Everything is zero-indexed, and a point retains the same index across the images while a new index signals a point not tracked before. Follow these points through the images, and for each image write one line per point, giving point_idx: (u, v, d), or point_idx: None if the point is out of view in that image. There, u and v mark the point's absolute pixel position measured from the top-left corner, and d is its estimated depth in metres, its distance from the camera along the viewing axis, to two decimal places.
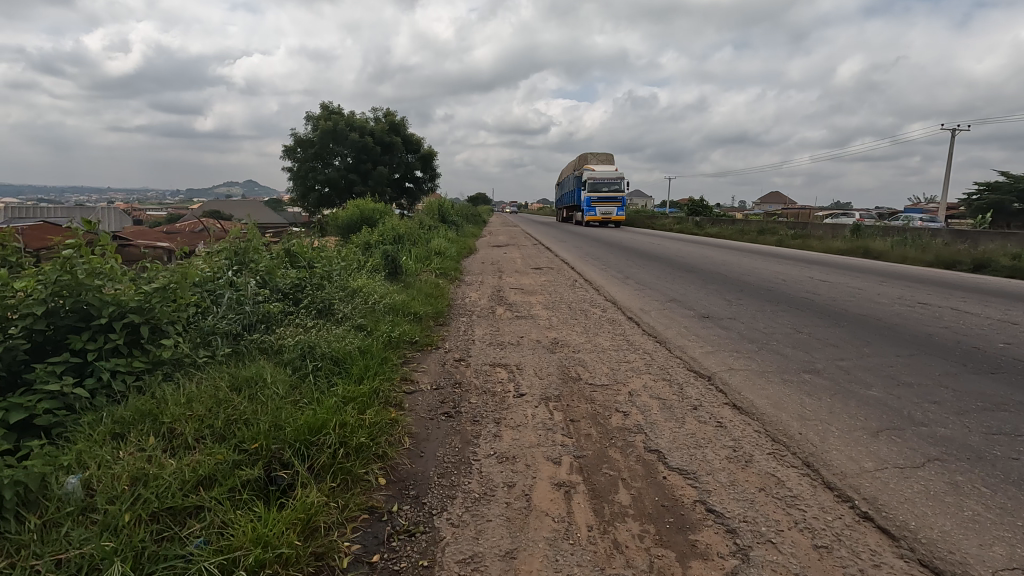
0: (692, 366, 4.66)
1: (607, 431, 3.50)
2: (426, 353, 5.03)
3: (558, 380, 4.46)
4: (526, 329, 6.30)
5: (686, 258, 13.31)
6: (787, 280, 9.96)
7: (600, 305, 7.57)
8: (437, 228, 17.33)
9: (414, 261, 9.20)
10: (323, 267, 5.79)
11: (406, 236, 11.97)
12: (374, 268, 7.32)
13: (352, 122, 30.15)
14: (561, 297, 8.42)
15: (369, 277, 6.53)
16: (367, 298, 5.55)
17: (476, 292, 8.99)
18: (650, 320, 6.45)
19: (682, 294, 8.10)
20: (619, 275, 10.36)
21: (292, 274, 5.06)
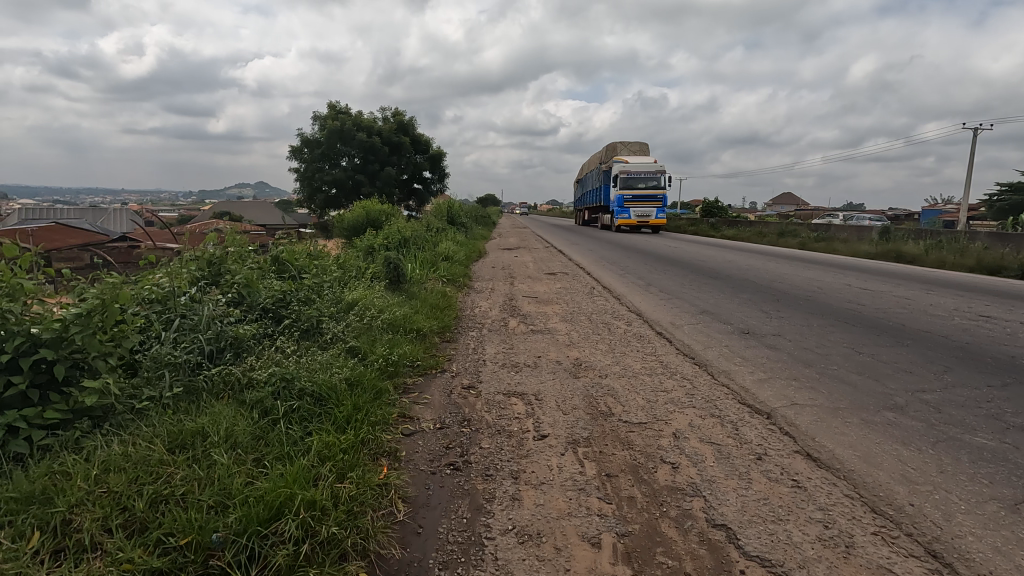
0: (744, 399, 3.93)
1: (654, 492, 2.77)
2: (429, 379, 4.34)
3: (586, 417, 3.73)
4: (544, 347, 5.59)
5: (707, 263, 12.54)
6: (825, 288, 9.15)
7: (623, 318, 6.83)
8: (446, 231, 16.69)
9: (419, 267, 8.52)
10: (314, 278, 5.10)
11: (412, 240, 11.33)
12: (373, 277, 6.61)
13: (360, 121, 29.58)
14: (579, 307, 7.69)
15: (367, 288, 5.84)
16: (363, 313, 4.87)
17: (487, 301, 8.27)
18: (683, 337, 5.70)
19: (714, 306, 7.34)
20: (640, 282, 9.61)
21: (275, 286, 4.38)
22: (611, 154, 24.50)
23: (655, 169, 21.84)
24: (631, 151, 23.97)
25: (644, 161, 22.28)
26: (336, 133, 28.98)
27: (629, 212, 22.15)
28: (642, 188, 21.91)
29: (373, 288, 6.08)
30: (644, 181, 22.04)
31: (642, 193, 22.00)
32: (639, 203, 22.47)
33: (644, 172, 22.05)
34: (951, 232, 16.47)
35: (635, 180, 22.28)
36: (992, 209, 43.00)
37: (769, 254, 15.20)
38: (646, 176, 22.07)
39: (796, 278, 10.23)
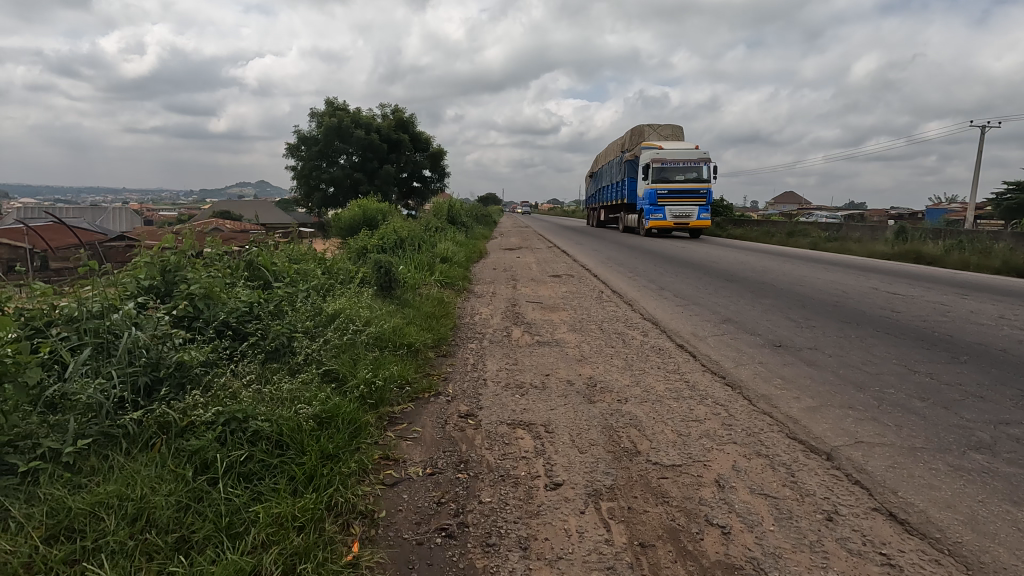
0: (794, 433, 3.30)
1: (703, 571, 2.15)
2: (420, 406, 3.72)
3: (606, 458, 3.10)
4: (552, 363, 4.94)
5: (720, 264, 11.91)
6: (852, 292, 8.50)
7: (638, 328, 6.19)
8: (445, 230, 16.08)
9: (413, 270, 7.91)
10: (291, 286, 4.48)
11: (408, 240, 10.71)
12: (363, 284, 5.97)
13: (358, 119, 28.96)
14: (589, 315, 7.06)
15: (356, 296, 5.20)
16: (347, 326, 4.25)
17: (488, 308, 7.62)
18: (709, 351, 5.06)
19: (736, 313, 6.71)
20: (652, 286, 8.98)
21: (242, 297, 3.75)
22: (639, 140, 21.12)
23: (695, 157, 18.55)
24: (659, 136, 20.95)
25: (680, 148, 19.01)
26: (333, 132, 28.44)
27: (664, 210, 18.94)
28: (680, 180, 18.66)
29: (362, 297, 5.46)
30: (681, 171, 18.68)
31: (679, 186, 18.78)
32: (675, 199, 19.12)
33: (681, 162, 18.73)
34: (971, 231, 15.76)
35: (671, 170, 18.81)
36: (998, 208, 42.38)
37: (783, 255, 14.52)
38: (685, 165, 18.75)
39: (817, 281, 9.60)
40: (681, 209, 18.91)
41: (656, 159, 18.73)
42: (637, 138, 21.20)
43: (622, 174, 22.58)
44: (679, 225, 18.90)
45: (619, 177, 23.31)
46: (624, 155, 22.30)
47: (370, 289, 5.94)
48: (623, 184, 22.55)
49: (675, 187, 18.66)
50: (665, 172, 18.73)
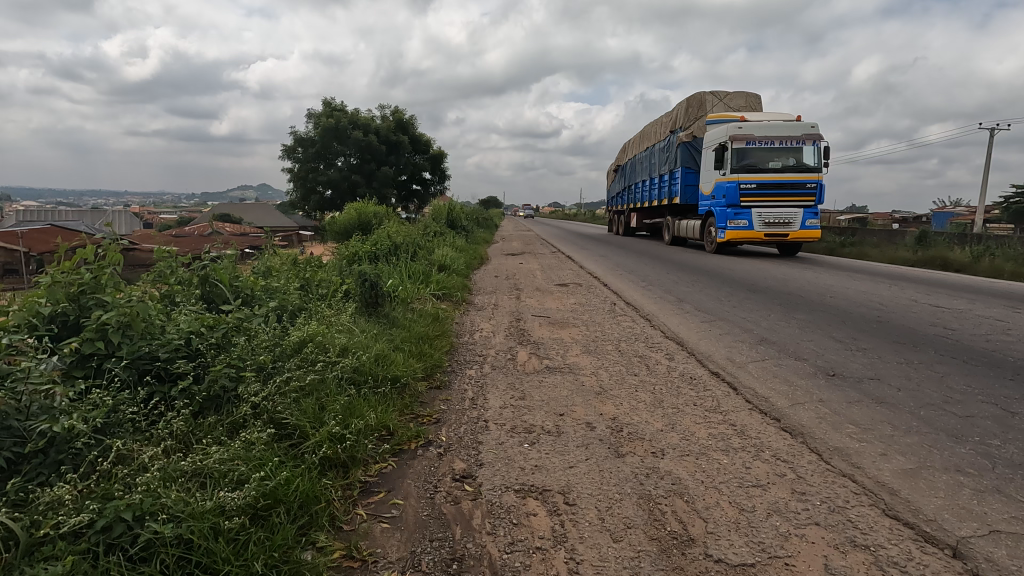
0: (896, 513, 2.49)
1: None
2: (404, 465, 2.93)
3: (649, 551, 2.29)
4: (567, 398, 4.12)
5: (737, 272, 11.11)
6: (893, 305, 7.67)
7: (662, 350, 5.39)
8: (444, 234, 15.36)
9: (407, 282, 7.15)
10: (252, 309, 3.70)
11: (403, 247, 9.91)
12: (344, 303, 5.10)
13: (355, 119, 28.17)
14: (603, 332, 6.28)
15: (334, 318, 4.36)
16: (317, 357, 3.46)
17: (489, 324, 6.81)
18: (755, 383, 4.24)
19: (770, 331, 5.91)
20: (669, 297, 8.20)
21: (180, 326, 2.98)
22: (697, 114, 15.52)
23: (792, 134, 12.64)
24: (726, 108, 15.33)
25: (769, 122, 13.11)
26: (331, 132, 27.76)
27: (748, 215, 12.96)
28: (772, 167, 12.70)
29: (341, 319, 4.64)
30: (773, 154, 12.76)
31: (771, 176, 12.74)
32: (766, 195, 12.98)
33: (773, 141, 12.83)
34: (999, 237, 14.93)
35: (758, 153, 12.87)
36: (1008, 211, 41.61)
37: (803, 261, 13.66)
38: (778, 146, 12.80)
39: (850, 292, 8.78)
40: (774, 212, 12.83)
41: (735, 136, 12.90)
42: (695, 111, 15.61)
43: (671, 161, 16.73)
44: (771, 237, 12.83)
45: (664, 169, 17.51)
46: (674, 135, 16.55)
47: (353, 307, 5.09)
48: (673, 176, 16.65)
49: (765, 178, 12.67)
50: (749, 155, 12.76)
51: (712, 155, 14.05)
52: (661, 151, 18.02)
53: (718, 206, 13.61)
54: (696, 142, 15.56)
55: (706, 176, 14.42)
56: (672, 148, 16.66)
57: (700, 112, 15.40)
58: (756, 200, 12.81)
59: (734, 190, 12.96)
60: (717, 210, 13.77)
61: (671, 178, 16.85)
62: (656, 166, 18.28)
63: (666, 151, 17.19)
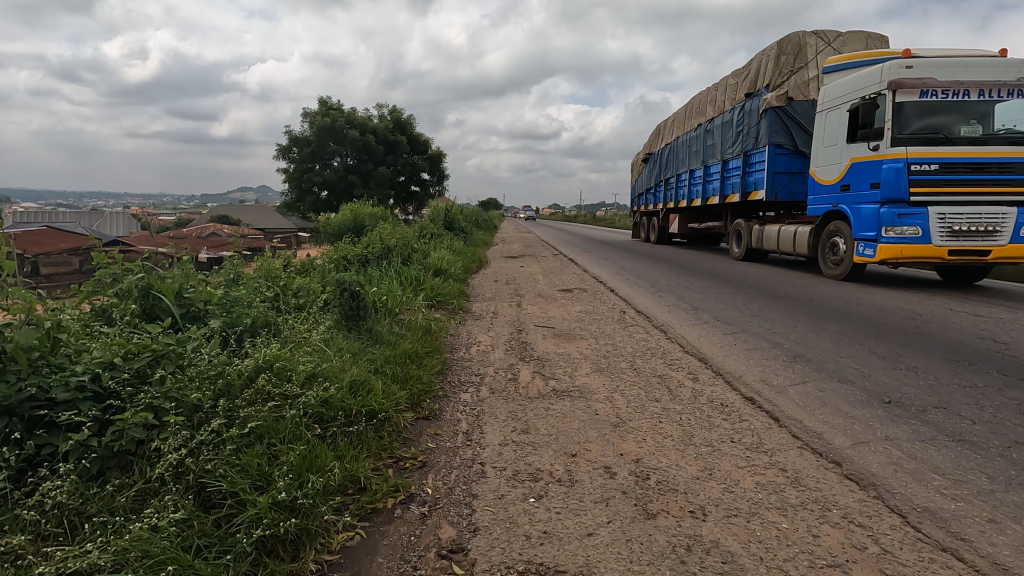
0: None
1: None
2: (376, 534, 2.28)
3: None
4: (578, 433, 3.45)
5: (750, 277, 10.46)
6: (929, 314, 7.02)
7: (684, 369, 4.73)
8: (442, 237, 14.76)
9: (396, 290, 6.48)
10: (198, 330, 3.04)
11: (396, 250, 9.26)
12: (318, 319, 4.41)
13: (352, 119, 27.51)
14: (615, 347, 5.61)
15: (302, 341, 3.70)
16: (273, 391, 2.81)
17: (487, 336, 6.13)
18: (801, 413, 3.57)
19: (804, 347, 5.24)
20: (685, 305, 7.52)
21: (91, 356, 2.34)
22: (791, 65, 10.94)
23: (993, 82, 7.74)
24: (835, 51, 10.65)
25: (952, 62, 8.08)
26: (326, 131, 27.14)
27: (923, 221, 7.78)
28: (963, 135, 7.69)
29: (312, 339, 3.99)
30: (963, 114, 7.78)
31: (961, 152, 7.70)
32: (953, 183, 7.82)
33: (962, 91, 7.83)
34: None
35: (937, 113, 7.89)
36: None
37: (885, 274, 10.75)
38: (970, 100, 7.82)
39: (877, 298, 8.14)
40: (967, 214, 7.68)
41: (901, 81, 7.96)
42: (789, 61, 11.06)
43: (745, 137, 12.04)
44: (960, 257, 7.73)
45: (762, 131, 11.23)
46: (753, 101, 11.81)
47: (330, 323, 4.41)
48: (748, 160, 12.01)
49: (952, 154, 7.64)
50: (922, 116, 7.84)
51: (843, 118, 9.16)
52: (755, 102, 11.71)
53: (858, 203, 8.60)
54: (791, 107, 10.82)
55: (825, 153, 9.58)
56: (751, 116, 11.81)
57: (797, 62, 10.90)
58: (935, 192, 7.71)
59: (894, 175, 7.93)
60: (856, 207, 8.72)
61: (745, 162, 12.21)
62: (715, 148, 13.68)
63: (735, 126, 12.54)
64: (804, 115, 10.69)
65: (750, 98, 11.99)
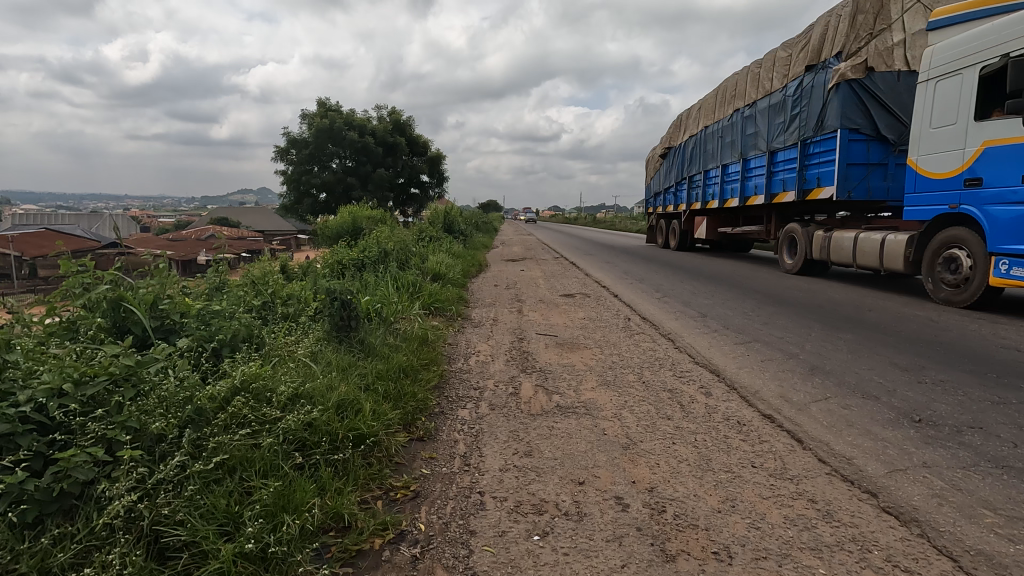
0: None
1: None
2: None
3: None
4: (586, 457, 3.18)
5: (757, 281, 10.20)
6: (946, 322, 6.76)
7: (696, 383, 4.45)
8: (442, 240, 14.56)
9: (392, 297, 6.22)
10: (169, 349, 2.79)
11: (393, 254, 9.00)
12: (306, 332, 4.14)
13: (351, 121, 27.27)
14: (620, 357, 5.35)
15: (286, 358, 3.43)
16: (248, 416, 2.55)
17: (487, 345, 5.86)
18: (828, 435, 3.29)
19: (821, 358, 4.97)
20: (692, 312, 7.25)
21: (40, 383, 2.07)
22: (875, 23, 8.61)
23: None
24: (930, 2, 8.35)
25: None
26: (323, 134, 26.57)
27: None
28: None
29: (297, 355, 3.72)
30: None
31: None
32: None
33: None
34: None
35: None
36: None
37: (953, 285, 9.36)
38: None
39: (889, 304, 7.88)
40: None
41: None
42: (868, 22, 8.71)
43: (803, 121, 10.01)
44: None
45: (824, 116, 9.33)
46: (815, 76, 9.72)
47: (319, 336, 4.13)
48: (808, 148, 9.90)
49: None
50: None
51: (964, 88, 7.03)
52: (817, 78, 9.68)
53: (994, 205, 6.63)
54: (870, 79, 8.70)
55: (936, 137, 7.45)
56: (813, 92, 9.71)
57: (879, 21, 8.58)
58: None
59: None
60: (986, 207, 6.76)
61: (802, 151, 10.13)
62: (759, 136, 11.67)
63: (789, 109, 10.50)
64: (888, 90, 8.54)
65: (809, 74, 9.93)
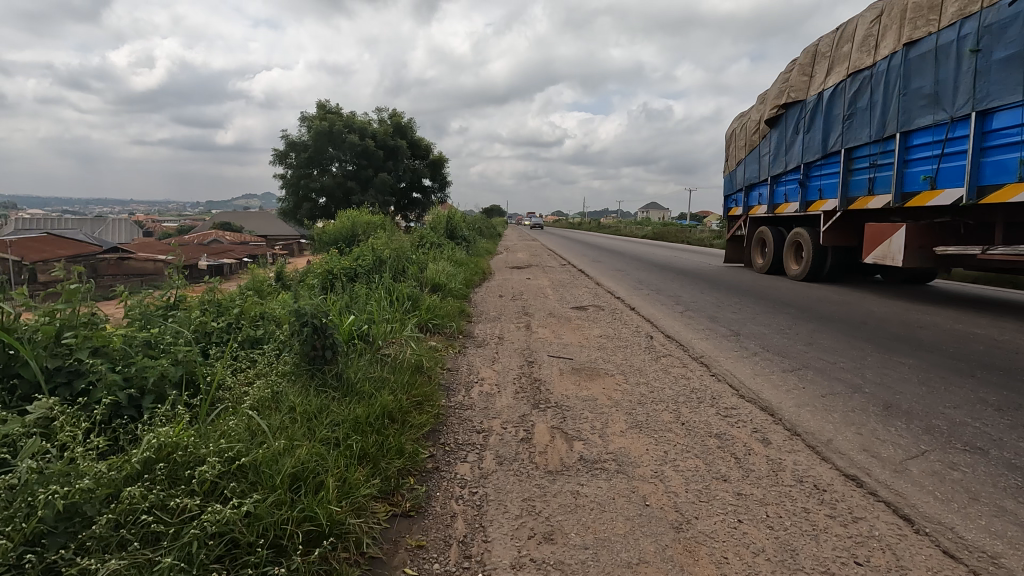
0: None
1: None
2: None
3: None
4: (627, 546, 2.37)
5: (785, 292, 9.39)
6: (1016, 341, 5.94)
7: (749, 428, 3.66)
8: (443, 246, 13.81)
9: (383, 315, 5.43)
10: (46, 416, 2.03)
11: (389, 261, 8.27)
12: (268, 369, 3.37)
13: (351, 122, 26.52)
14: (649, 390, 4.54)
15: (231, 410, 2.68)
16: (149, 514, 1.80)
17: (492, 370, 5.09)
18: (956, 520, 2.47)
19: (891, 392, 4.17)
20: (723, 330, 6.43)
21: None
22: None
23: None
24: None
25: None
26: (324, 137, 26.02)
27: None
28: None
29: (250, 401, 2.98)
30: None
31: None
32: None
33: None
34: None
35: None
36: None
37: None
38: None
39: (939, 319, 7.07)
40: None
41: None
42: None
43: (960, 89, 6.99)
44: None
45: None
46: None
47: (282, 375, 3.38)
48: (986, 126, 6.75)
49: None
50: None
51: None
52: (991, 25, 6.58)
53: None
54: None
55: None
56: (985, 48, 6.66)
57: None
58: None
59: None
60: None
61: (971, 130, 6.96)
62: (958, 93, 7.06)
63: (934, 74, 7.43)
64: None
65: (973, 21, 6.85)
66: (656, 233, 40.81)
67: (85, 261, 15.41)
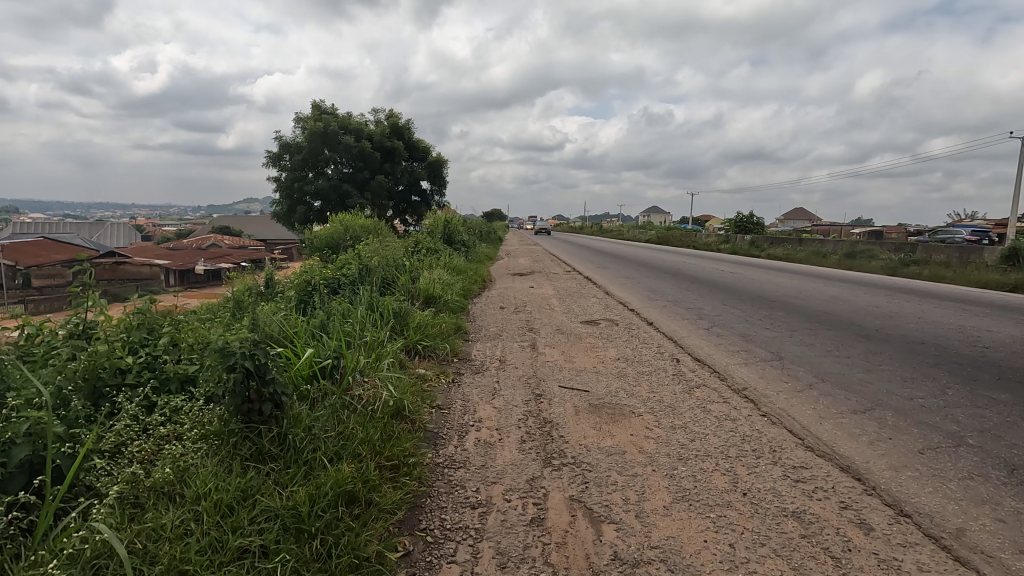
0: None
1: None
2: None
3: None
4: None
5: (817, 306, 8.46)
6: None
7: (833, 502, 2.75)
8: (440, 251, 12.94)
9: (359, 340, 4.50)
10: None
11: (377, 270, 7.34)
12: (182, 430, 2.47)
13: (346, 123, 25.62)
14: (687, 438, 3.61)
15: (81, 523, 1.77)
16: None
17: (491, 407, 4.15)
18: None
19: (1004, 446, 3.24)
20: (762, 354, 5.50)
21: None
22: None
23: None
24: None
25: None
26: (319, 138, 25.11)
27: None
28: None
29: (138, 487, 2.07)
30: None
31: None
32: None
33: None
34: None
35: None
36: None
37: None
38: None
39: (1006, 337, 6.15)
40: None
41: None
42: None
43: None
44: None
45: None
46: None
47: (199, 435, 2.45)
48: None
49: None
50: None
51: None
52: None
53: None
54: None
55: None
56: None
57: None
58: None
59: None
60: None
61: None
62: None
63: None
64: None
65: None
66: (660, 237, 40.04)
67: (77, 265, 14.80)
